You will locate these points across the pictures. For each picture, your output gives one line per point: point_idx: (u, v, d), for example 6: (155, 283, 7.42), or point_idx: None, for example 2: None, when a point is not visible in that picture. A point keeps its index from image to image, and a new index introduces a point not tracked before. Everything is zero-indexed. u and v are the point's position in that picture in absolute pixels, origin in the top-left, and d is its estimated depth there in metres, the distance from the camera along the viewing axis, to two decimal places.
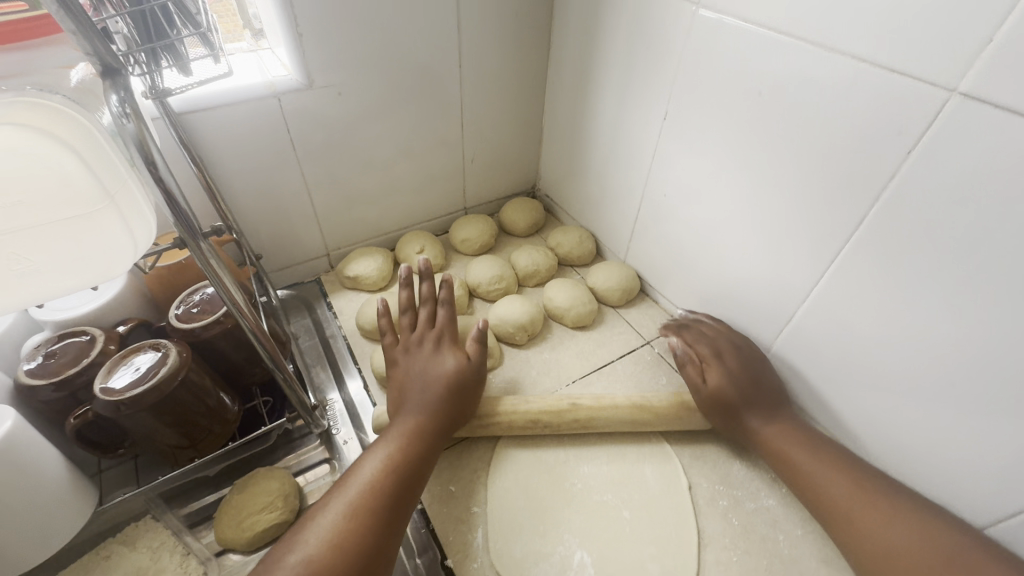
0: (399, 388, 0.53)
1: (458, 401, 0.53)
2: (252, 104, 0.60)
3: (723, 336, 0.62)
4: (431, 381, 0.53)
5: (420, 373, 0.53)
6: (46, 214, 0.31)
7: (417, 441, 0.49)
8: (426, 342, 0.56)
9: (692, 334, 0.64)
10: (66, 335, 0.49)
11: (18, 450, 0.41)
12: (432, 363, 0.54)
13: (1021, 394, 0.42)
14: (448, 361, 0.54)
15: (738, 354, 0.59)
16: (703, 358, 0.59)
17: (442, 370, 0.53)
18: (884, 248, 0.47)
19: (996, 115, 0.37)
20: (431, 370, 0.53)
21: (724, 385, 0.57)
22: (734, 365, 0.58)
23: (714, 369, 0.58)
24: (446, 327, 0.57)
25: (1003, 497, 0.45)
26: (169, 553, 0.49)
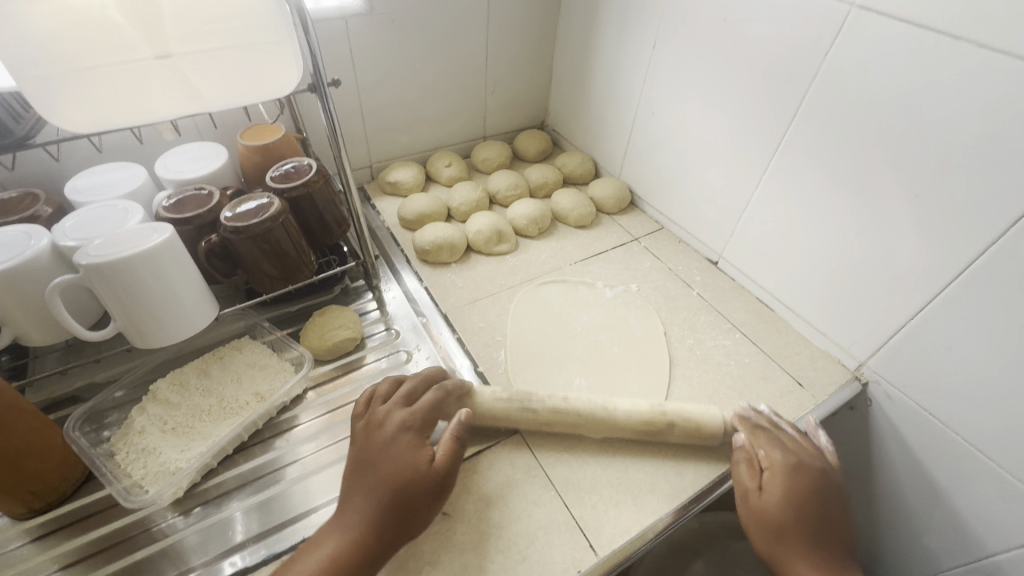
0: (348, 478, 0.49)
1: (412, 505, 0.47)
2: (327, 24, 0.74)
3: (804, 453, 0.54)
4: (379, 478, 0.47)
5: (372, 466, 0.48)
6: (238, 40, 0.41)
7: (354, 549, 0.44)
8: (393, 424, 0.51)
9: (769, 434, 0.55)
10: (188, 190, 0.64)
11: (175, 252, 0.55)
12: (386, 455, 0.48)
13: (897, 229, 0.58)
14: (404, 452, 0.49)
15: (812, 475, 0.52)
16: (775, 468, 0.52)
17: (395, 460, 0.48)
18: (811, 133, 0.63)
19: (879, 20, 0.53)
20: (383, 461, 0.48)
21: (781, 503, 0.50)
22: (807, 491, 0.51)
23: (776, 481, 0.51)
24: (419, 412, 0.52)
25: (889, 315, 0.62)
26: (268, 356, 0.64)
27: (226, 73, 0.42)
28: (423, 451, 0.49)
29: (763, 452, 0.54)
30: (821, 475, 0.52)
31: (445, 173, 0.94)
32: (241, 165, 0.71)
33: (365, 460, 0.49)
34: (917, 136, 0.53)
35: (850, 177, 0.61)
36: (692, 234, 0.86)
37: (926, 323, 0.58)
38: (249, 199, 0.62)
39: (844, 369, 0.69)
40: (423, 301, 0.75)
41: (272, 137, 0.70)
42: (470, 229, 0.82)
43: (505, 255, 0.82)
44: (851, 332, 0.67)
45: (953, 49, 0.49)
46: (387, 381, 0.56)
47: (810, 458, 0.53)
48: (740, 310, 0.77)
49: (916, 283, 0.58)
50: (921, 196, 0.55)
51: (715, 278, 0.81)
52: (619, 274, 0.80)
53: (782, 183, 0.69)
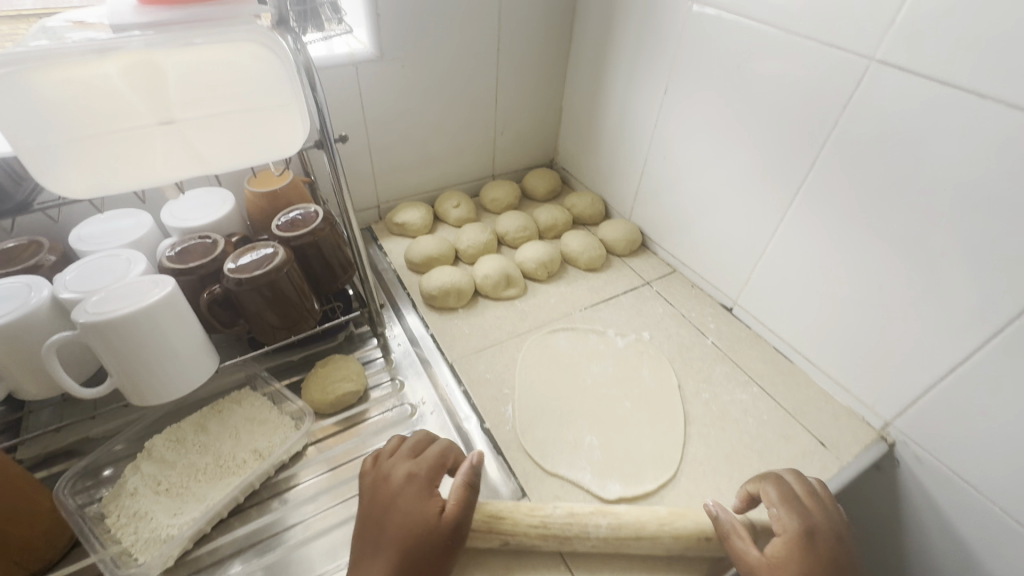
0: (358, 539, 0.47)
1: (423, 564, 0.44)
2: (337, 70, 0.75)
3: (825, 517, 0.48)
4: (386, 537, 0.45)
5: (380, 525, 0.46)
6: (247, 103, 0.40)
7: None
8: (397, 478, 0.48)
9: (779, 493, 0.49)
10: (193, 238, 0.63)
11: (176, 307, 0.54)
12: (392, 511, 0.46)
13: (924, 287, 0.55)
14: (410, 507, 0.46)
15: (827, 547, 0.46)
16: (787, 534, 0.46)
17: (401, 517, 0.46)
18: (831, 184, 0.61)
19: (900, 76, 0.51)
20: (390, 519, 0.46)
21: None
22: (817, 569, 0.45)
23: (786, 555, 0.45)
24: (427, 463, 0.50)
25: (917, 375, 0.59)
26: (269, 409, 0.62)
27: (231, 137, 0.41)
28: (431, 504, 0.47)
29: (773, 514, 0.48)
30: (837, 545, 0.46)
31: (454, 214, 0.93)
32: (247, 211, 0.70)
33: (373, 518, 0.47)
34: (943, 193, 0.51)
35: (870, 231, 0.59)
36: (706, 278, 0.84)
37: (955, 385, 0.56)
38: (254, 248, 0.61)
39: (869, 428, 0.66)
40: (429, 348, 0.73)
41: (279, 183, 0.70)
42: (477, 273, 0.80)
43: (514, 300, 0.80)
44: (876, 390, 0.64)
45: (979, 108, 0.47)
46: (395, 434, 0.54)
47: (829, 526, 0.47)
48: (757, 360, 0.74)
49: (945, 343, 0.55)
50: (948, 254, 0.52)
51: (730, 326, 0.79)
52: (631, 320, 0.78)
53: (800, 233, 0.67)
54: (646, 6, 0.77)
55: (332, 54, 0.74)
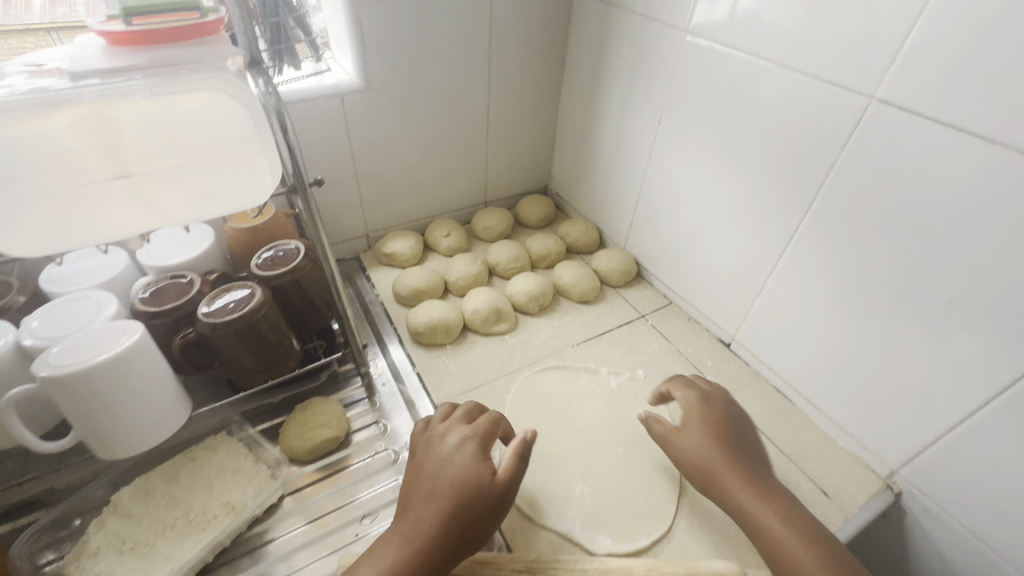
0: (408, 487, 0.50)
1: (473, 517, 0.47)
2: (321, 101, 0.72)
3: (719, 395, 0.61)
4: (440, 484, 0.48)
5: (434, 475, 0.49)
6: (212, 154, 0.38)
7: (415, 555, 0.45)
8: (451, 438, 0.52)
9: (682, 382, 0.63)
10: (169, 277, 0.61)
11: (145, 354, 0.52)
12: (448, 464, 0.50)
13: (930, 334, 0.53)
14: (464, 463, 0.50)
15: (722, 412, 0.59)
16: (689, 405, 0.60)
17: (454, 470, 0.49)
18: (831, 223, 0.58)
19: (901, 115, 0.49)
20: (445, 471, 0.49)
21: (697, 444, 0.56)
22: (722, 426, 0.57)
23: (693, 424, 0.58)
24: (478, 429, 0.53)
25: (924, 424, 0.56)
26: (244, 457, 0.59)
27: (193, 188, 0.39)
28: (484, 463, 0.50)
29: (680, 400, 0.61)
30: (728, 411, 0.59)
31: (444, 244, 0.90)
32: (228, 246, 0.68)
33: (427, 469, 0.50)
34: (948, 238, 0.49)
35: (870, 273, 0.56)
36: (702, 312, 0.81)
37: (963, 436, 0.53)
38: (230, 289, 0.59)
39: (874, 476, 0.63)
40: (415, 388, 0.70)
41: (259, 219, 0.67)
42: (466, 307, 0.78)
43: (504, 335, 0.77)
44: (881, 436, 0.61)
45: (986, 152, 0.44)
46: (448, 405, 0.58)
47: (722, 399, 0.61)
48: (755, 400, 0.71)
49: (954, 393, 0.52)
50: (955, 301, 0.50)
51: (728, 363, 0.76)
52: (625, 357, 0.75)
53: (799, 272, 0.64)
54: (640, 35, 0.75)
55: (316, 85, 0.72)
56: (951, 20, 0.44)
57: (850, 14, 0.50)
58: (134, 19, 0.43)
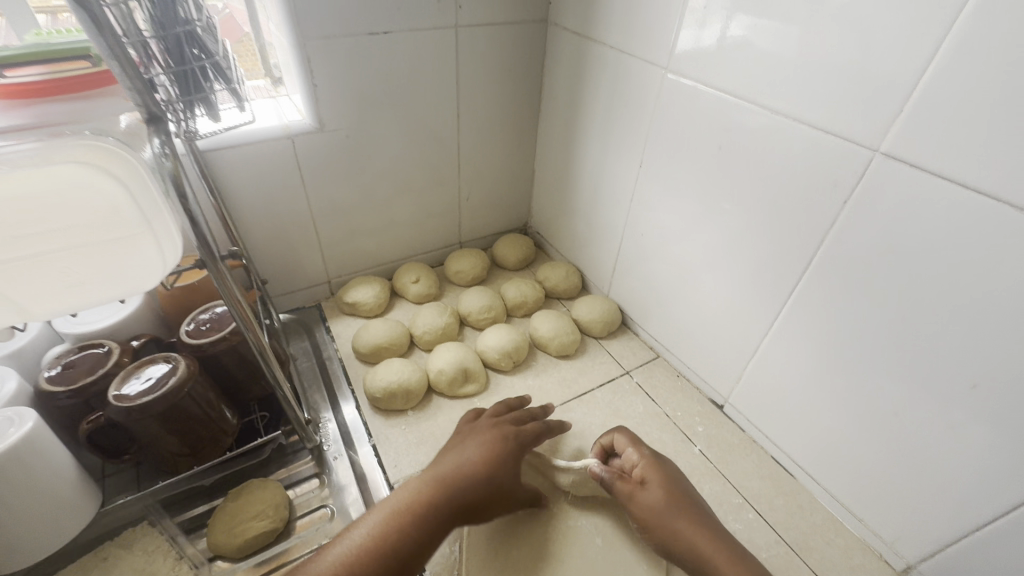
0: (447, 450, 0.50)
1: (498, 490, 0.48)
2: (268, 144, 0.66)
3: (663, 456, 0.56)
4: (483, 450, 0.49)
5: (477, 446, 0.50)
6: (82, 236, 0.32)
7: (449, 499, 0.44)
8: (503, 428, 0.54)
9: (631, 436, 0.57)
10: (84, 347, 0.54)
11: (37, 447, 0.45)
12: (492, 441, 0.51)
13: (952, 420, 0.45)
14: (504, 448, 0.51)
15: (672, 468, 0.54)
16: (641, 457, 0.54)
17: (495, 449, 0.50)
18: (832, 287, 0.52)
19: (911, 173, 0.43)
20: (489, 446, 0.50)
21: (661, 503, 0.50)
22: (671, 477, 0.52)
23: (647, 478, 0.52)
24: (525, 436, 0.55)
25: (946, 519, 0.48)
26: (163, 556, 0.52)
27: (56, 279, 0.33)
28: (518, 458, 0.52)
29: (631, 454, 0.55)
30: (674, 468, 0.54)
31: (412, 290, 0.84)
32: (161, 305, 0.61)
33: (473, 442, 0.51)
34: (969, 314, 0.42)
35: (876, 345, 0.50)
36: (692, 368, 0.74)
37: (992, 539, 0.45)
38: (149, 363, 0.52)
39: (887, 569, 0.55)
40: (369, 464, 0.62)
41: (201, 274, 0.61)
42: (431, 366, 0.71)
43: (473, 398, 0.70)
44: (896, 525, 0.53)
45: (1014, 221, 0.38)
46: (502, 406, 0.59)
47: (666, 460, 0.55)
48: (751, 475, 0.64)
49: (977, 488, 0.45)
50: (979, 386, 0.43)
51: (720, 428, 0.69)
52: (606, 422, 0.69)
53: (796, 336, 0.57)
54: (617, 71, 0.69)
55: (263, 127, 0.66)
56: (966, 69, 0.37)
57: (844, 59, 0.44)
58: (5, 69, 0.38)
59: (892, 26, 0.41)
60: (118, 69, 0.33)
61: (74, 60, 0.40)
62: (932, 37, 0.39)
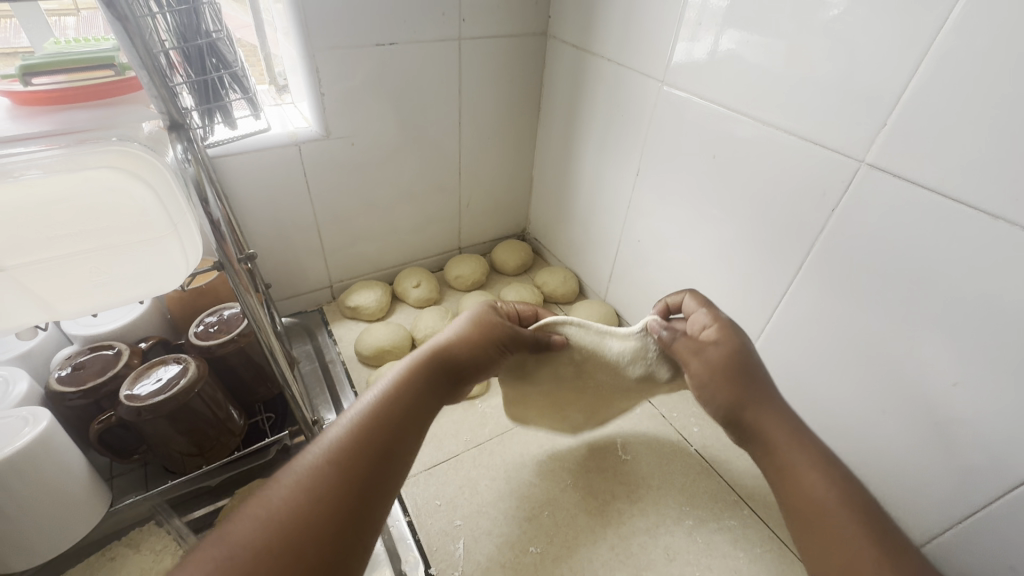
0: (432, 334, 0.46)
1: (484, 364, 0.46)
2: (276, 150, 0.68)
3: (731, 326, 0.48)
4: (464, 328, 0.46)
5: (461, 325, 0.46)
6: (109, 237, 0.34)
7: (421, 386, 0.40)
8: (503, 310, 0.51)
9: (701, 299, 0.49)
10: (94, 348, 0.55)
11: (50, 446, 0.46)
12: (479, 316, 0.47)
13: (935, 417, 0.48)
14: (493, 318, 0.48)
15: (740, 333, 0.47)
16: (718, 321, 0.46)
17: (488, 324, 0.47)
18: (820, 291, 0.54)
19: (895, 183, 0.45)
20: (474, 320, 0.46)
21: (725, 363, 0.44)
22: (748, 345, 0.45)
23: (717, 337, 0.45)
24: (518, 306, 0.53)
25: (931, 512, 0.51)
26: (170, 555, 0.52)
27: (84, 278, 0.34)
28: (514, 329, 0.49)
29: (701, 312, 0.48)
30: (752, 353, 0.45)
31: (413, 294, 0.86)
32: (169, 307, 0.62)
33: (457, 319, 0.47)
34: (949, 315, 0.44)
35: (863, 347, 0.52)
36: None
37: (975, 532, 0.47)
38: (160, 364, 0.53)
39: None
40: None
41: (209, 277, 0.62)
42: None
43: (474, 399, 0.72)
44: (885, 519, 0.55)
45: (989, 228, 0.40)
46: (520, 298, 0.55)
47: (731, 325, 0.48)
48: (746, 474, 0.66)
49: (959, 483, 0.47)
50: (961, 384, 0.45)
51: (715, 429, 0.71)
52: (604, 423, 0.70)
53: (790, 340, 0.59)
54: (615, 81, 0.72)
55: (271, 134, 0.68)
56: (943, 87, 0.40)
57: (830, 75, 0.47)
58: (32, 77, 0.39)
59: (876, 43, 0.43)
60: (147, 81, 0.34)
61: (99, 69, 0.42)
62: (914, 55, 0.41)
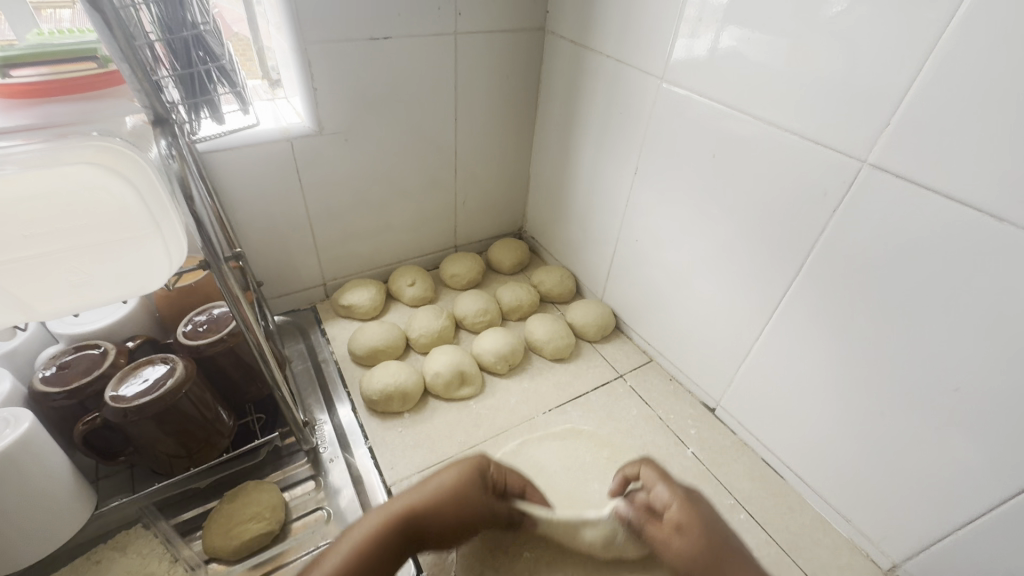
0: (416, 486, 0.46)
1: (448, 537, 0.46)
2: (267, 146, 0.66)
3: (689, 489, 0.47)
4: (445, 489, 0.45)
5: (441, 492, 0.45)
6: (88, 236, 0.33)
7: (375, 563, 0.40)
8: (491, 468, 0.49)
9: (653, 473, 0.49)
10: (80, 347, 0.53)
11: (32, 448, 0.45)
12: (465, 470, 0.48)
13: (935, 422, 0.47)
14: (474, 488, 0.47)
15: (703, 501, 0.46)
16: (675, 501, 0.46)
17: (469, 494, 0.46)
18: (820, 293, 0.53)
19: (899, 183, 0.44)
20: (458, 481, 0.46)
21: (692, 559, 0.43)
22: (712, 524, 0.44)
23: (684, 538, 0.44)
24: (515, 476, 0.51)
25: (929, 518, 0.50)
26: (157, 560, 0.51)
27: (62, 277, 0.33)
28: (490, 504, 0.48)
29: (657, 490, 0.48)
30: (713, 519, 0.45)
31: (408, 293, 0.85)
32: (158, 306, 0.61)
33: (443, 469, 0.47)
34: (952, 320, 0.43)
35: (863, 350, 0.51)
36: (685, 372, 0.75)
37: (975, 539, 0.47)
38: (146, 364, 0.51)
39: (874, 568, 0.57)
40: (367, 467, 0.62)
41: (198, 275, 0.61)
42: (428, 368, 0.71)
43: (468, 400, 0.71)
44: (882, 524, 0.55)
45: (994, 231, 0.39)
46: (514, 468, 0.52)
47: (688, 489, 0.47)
48: (743, 477, 0.65)
49: (958, 490, 0.47)
50: (963, 389, 0.44)
51: (712, 431, 0.70)
52: (600, 425, 0.70)
53: (789, 341, 0.59)
54: (614, 78, 0.70)
55: (263, 130, 0.66)
56: (950, 86, 0.39)
57: (834, 73, 0.46)
58: (11, 70, 0.38)
59: (883, 40, 0.42)
60: (129, 72, 0.34)
61: (80, 61, 0.40)
62: (920, 52, 0.40)
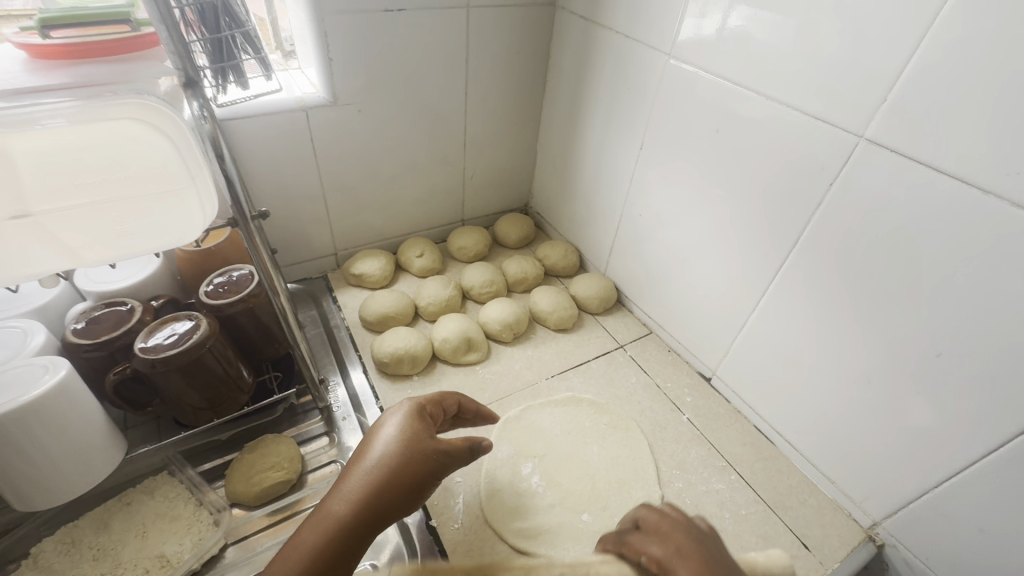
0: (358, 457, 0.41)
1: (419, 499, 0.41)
2: (284, 115, 0.68)
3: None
4: (393, 445, 0.41)
5: (389, 448, 0.41)
6: (131, 189, 0.35)
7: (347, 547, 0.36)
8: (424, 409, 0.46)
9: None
10: (108, 303, 0.56)
11: (68, 393, 0.47)
12: (408, 422, 0.43)
13: (918, 387, 0.50)
14: (421, 436, 0.43)
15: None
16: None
17: (419, 443, 0.42)
18: (815, 265, 0.56)
19: (895, 158, 0.46)
20: (402, 435, 0.42)
21: None
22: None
23: None
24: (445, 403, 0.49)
25: (908, 478, 0.53)
26: (184, 502, 0.54)
27: (108, 228, 0.36)
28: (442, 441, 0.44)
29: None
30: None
31: (416, 264, 0.87)
32: (179, 268, 0.64)
33: (384, 427, 0.43)
34: (938, 289, 0.46)
35: (853, 319, 0.54)
36: (683, 344, 0.78)
37: (949, 495, 0.50)
38: (172, 320, 0.54)
39: (856, 526, 0.60)
40: None
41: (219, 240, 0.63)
42: (436, 335, 0.74)
43: (474, 365, 0.74)
44: (864, 484, 0.58)
45: (981, 204, 0.42)
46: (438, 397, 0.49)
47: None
48: (736, 442, 0.68)
49: (936, 450, 0.50)
50: (945, 354, 0.47)
51: (707, 400, 0.73)
52: (600, 391, 0.73)
53: (783, 312, 0.61)
54: (623, 54, 0.72)
55: (279, 99, 0.68)
56: (946, 63, 0.41)
57: (837, 52, 0.48)
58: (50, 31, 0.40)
59: (885, 18, 0.44)
60: (165, 37, 0.35)
61: (114, 24, 0.42)
62: (919, 29, 0.42)
